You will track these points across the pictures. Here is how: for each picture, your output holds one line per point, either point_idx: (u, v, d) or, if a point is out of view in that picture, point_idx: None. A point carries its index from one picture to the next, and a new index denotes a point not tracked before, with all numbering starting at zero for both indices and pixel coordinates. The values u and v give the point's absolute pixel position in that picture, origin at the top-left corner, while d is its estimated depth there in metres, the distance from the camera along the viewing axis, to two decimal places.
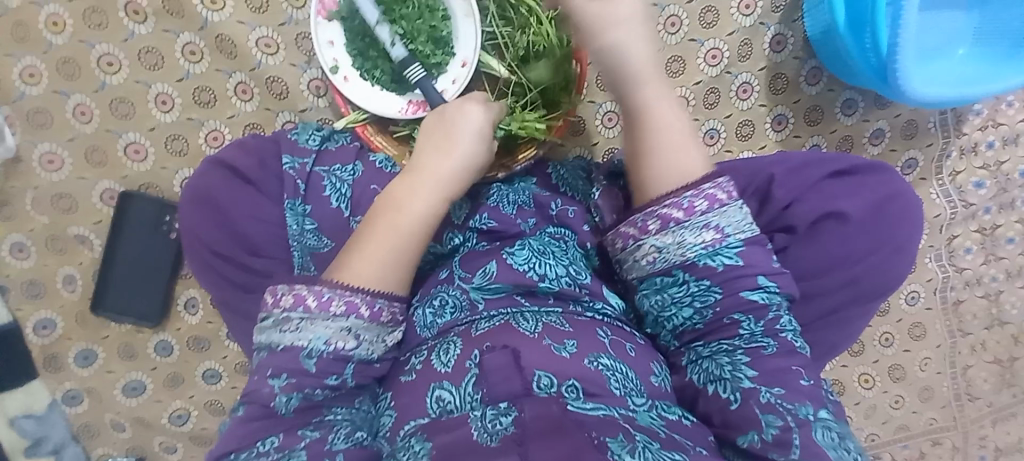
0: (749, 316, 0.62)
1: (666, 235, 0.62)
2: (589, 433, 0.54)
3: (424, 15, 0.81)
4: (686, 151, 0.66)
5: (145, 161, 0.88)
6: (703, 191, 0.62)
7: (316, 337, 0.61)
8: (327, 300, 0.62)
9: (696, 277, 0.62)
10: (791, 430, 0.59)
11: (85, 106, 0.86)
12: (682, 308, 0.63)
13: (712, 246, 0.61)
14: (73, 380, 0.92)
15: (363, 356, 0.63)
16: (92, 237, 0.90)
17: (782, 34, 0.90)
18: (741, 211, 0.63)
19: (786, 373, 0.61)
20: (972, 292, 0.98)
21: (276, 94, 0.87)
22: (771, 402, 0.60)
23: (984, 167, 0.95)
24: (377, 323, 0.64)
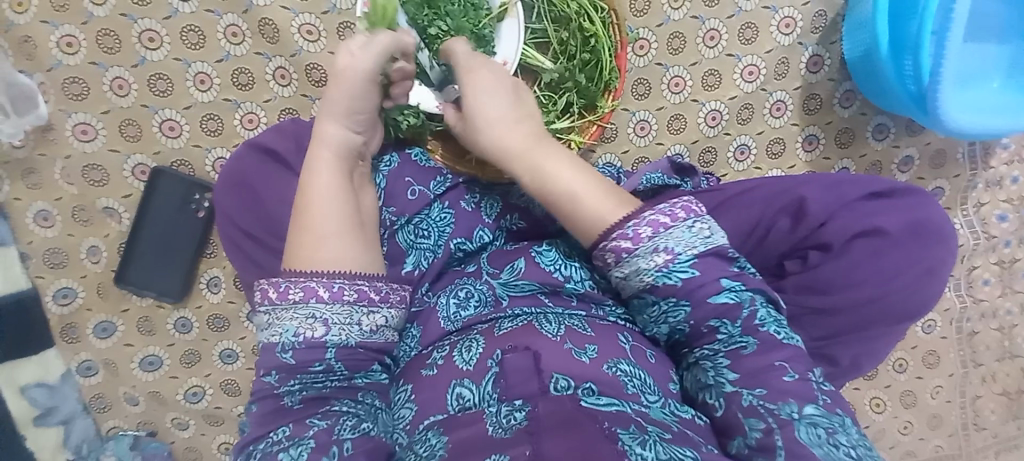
0: (722, 319, 0.59)
1: (624, 266, 0.60)
2: (601, 425, 0.54)
3: (469, 13, 0.80)
4: (599, 197, 0.63)
5: (178, 138, 0.89)
6: (644, 218, 0.59)
7: (287, 330, 0.61)
8: (285, 291, 0.62)
9: (661, 296, 0.59)
10: (774, 432, 0.55)
11: (123, 80, 0.86)
12: (661, 325, 0.62)
13: (667, 267, 0.58)
14: (92, 351, 0.93)
15: (337, 342, 0.62)
16: (120, 210, 0.90)
17: (819, 55, 0.91)
18: (692, 227, 0.59)
19: (767, 370, 0.58)
20: (987, 324, 0.99)
21: (314, 81, 0.88)
22: (752, 404, 0.57)
23: (1009, 201, 0.96)
24: (342, 305, 0.63)
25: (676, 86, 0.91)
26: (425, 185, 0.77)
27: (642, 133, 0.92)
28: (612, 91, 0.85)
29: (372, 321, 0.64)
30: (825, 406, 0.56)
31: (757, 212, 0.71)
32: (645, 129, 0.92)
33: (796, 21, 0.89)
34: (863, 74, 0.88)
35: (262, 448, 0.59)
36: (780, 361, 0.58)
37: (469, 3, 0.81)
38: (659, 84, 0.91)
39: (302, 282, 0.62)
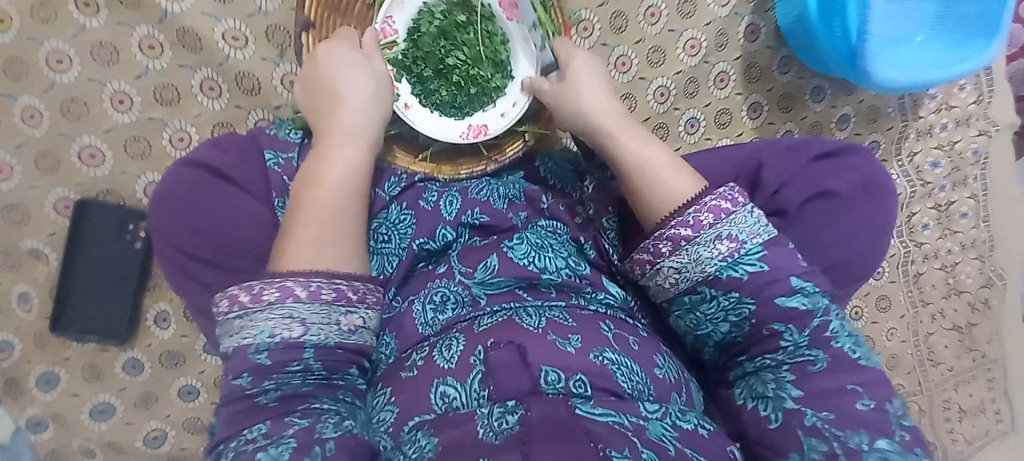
0: (789, 326, 0.59)
1: (681, 255, 0.61)
2: (596, 445, 0.54)
3: (483, 39, 0.81)
4: (678, 176, 0.67)
5: (103, 165, 0.81)
6: (705, 204, 0.61)
7: (262, 331, 0.56)
8: (259, 293, 0.56)
9: (723, 291, 0.60)
10: (837, 457, 0.55)
11: (33, 108, 0.78)
12: (718, 324, 0.61)
13: (732, 256, 0.59)
14: (35, 406, 0.85)
15: (315, 342, 0.57)
16: (47, 250, 0.82)
17: (755, 25, 0.93)
18: (752, 215, 0.61)
19: (839, 394, 0.57)
20: (930, 265, 1.05)
21: (247, 90, 0.82)
22: (817, 425, 0.57)
23: (939, 148, 1.02)
24: (320, 304, 0.58)
25: (623, 65, 0.91)
26: (378, 188, 0.76)
27: None
28: None
29: (350, 321, 0.59)
30: (902, 443, 0.56)
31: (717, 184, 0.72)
32: None
33: None
34: (798, 40, 0.90)
35: (233, 446, 0.54)
36: (852, 385, 0.58)
37: (485, 30, 0.81)
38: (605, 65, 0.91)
39: (278, 282, 0.57)
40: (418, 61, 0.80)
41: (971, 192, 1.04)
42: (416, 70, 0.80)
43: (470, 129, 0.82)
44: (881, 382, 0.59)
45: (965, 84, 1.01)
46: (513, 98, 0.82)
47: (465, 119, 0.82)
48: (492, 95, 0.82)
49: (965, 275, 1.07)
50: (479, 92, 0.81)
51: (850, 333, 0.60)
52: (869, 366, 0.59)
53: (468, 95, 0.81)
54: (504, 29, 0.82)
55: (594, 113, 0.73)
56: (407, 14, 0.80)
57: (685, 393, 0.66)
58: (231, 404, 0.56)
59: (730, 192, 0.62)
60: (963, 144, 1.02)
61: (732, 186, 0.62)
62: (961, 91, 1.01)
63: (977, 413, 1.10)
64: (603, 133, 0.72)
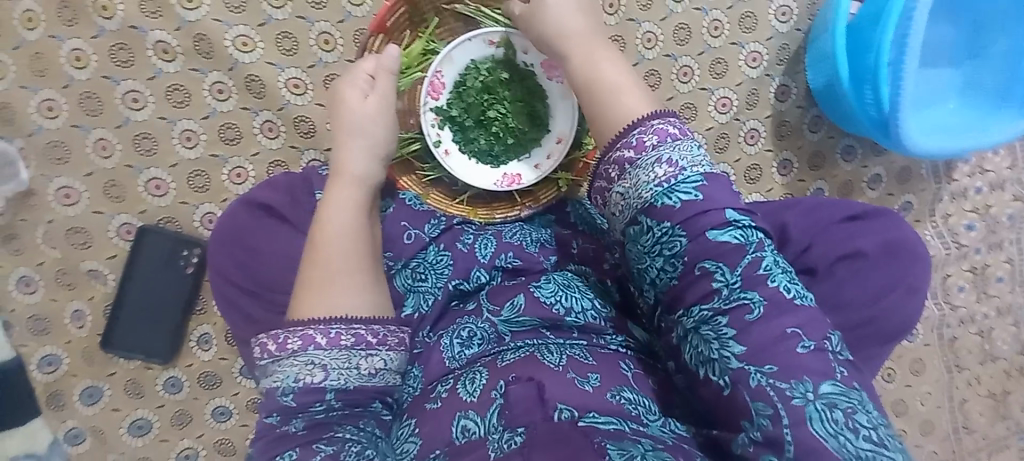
0: (719, 261, 0.53)
1: (626, 179, 0.56)
2: (596, 442, 0.55)
3: (525, 96, 0.86)
4: (630, 93, 0.64)
5: (166, 196, 0.88)
6: (652, 127, 0.57)
7: (288, 375, 0.62)
8: (284, 342, 0.63)
9: (658, 221, 0.54)
10: (782, 417, 0.50)
11: (107, 142, 0.86)
12: (658, 264, 0.55)
13: (669, 182, 0.54)
14: (77, 419, 0.89)
15: (336, 386, 0.62)
16: (106, 271, 0.89)
17: (785, 85, 0.96)
18: (696, 146, 0.56)
19: (777, 340, 0.51)
20: (966, 329, 1.03)
21: (303, 133, 0.89)
22: (762, 384, 0.51)
23: (974, 211, 1.01)
24: (340, 350, 0.63)
25: None
26: (420, 228, 0.81)
27: None
28: None
29: (371, 365, 0.64)
30: (844, 381, 0.51)
31: None
32: None
33: (762, 55, 0.95)
34: (828, 103, 0.93)
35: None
36: (792, 328, 0.51)
37: (527, 87, 0.86)
38: None
39: (300, 331, 0.63)
40: (462, 111, 0.85)
41: (1007, 256, 1.02)
42: (459, 118, 0.85)
43: (505, 177, 0.87)
44: (819, 320, 0.53)
45: (1000, 149, 1.00)
46: (547, 150, 0.87)
47: (501, 168, 0.87)
48: (528, 146, 0.87)
49: (1003, 341, 1.04)
50: (516, 143, 0.86)
51: (784, 269, 0.54)
52: (807, 304, 0.53)
53: (504, 145, 0.87)
54: (543, 87, 0.86)
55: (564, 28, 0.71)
56: (457, 69, 0.85)
57: None
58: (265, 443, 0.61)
59: (667, 125, 0.58)
60: (998, 208, 1.01)
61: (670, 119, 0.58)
62: (995, 156, 1.01)
63: None
64: (564, 49, 0.70)
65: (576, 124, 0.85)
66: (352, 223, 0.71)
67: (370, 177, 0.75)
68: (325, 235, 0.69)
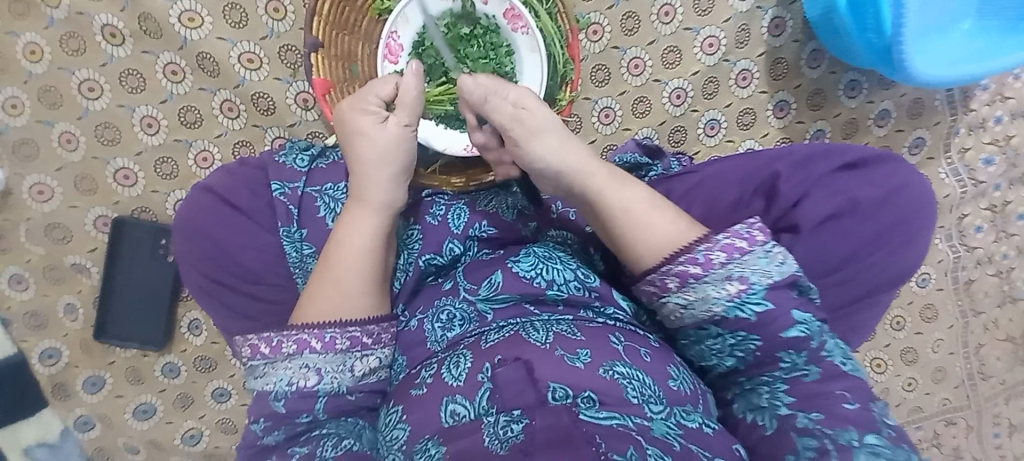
0: (790, 350, 0.62)
1: (688, 292, 0.62)
2: (596, 448, 0.54)
3: (489, 53, 0.80)
4: (668, 216, 0.66)
5: (135, 186, 0.87)
6: (719, 242, 0.61)
7: (280, 379, 0.62)
8: (278, 345, 0.62)
9: (731, 329, 0.62)
10: (829, 453, 0.58)
11: (70, 134, 0.85)
12: (725, 358, 0.64)
13: (739, 297, 0.60)
14: (84, 407, 0.92)
15: (329, 389, 0.63)
16: (90, 265, 0.89)
17: (780, 18, 0.87)
18: (765, 257, 0.61)
19: (828, 399, 0.61)
20: (983, 271, 0.96)
21: (263, 110, 0.86)
22: (808, 427, 0.60)
23: (994, 143, 0.92)
24: (334, 354, 0.63)
25: (636, 68, 0.88)
26: None
27: (606, 121, 0.89)
28: (570, 82, 0.82)
29: (365, 365, 0.65)
30: (890, 438, 0.59)
31: (727, 196, 0.70)
32: (610, 116, 0.89)
33: None
34: (824, 33, 0.83)
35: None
36: (841, 390, 0.61)
37: (490, 43, 0.80)
38: (618, 69, 0.88)
39: (294, 335, 0.62)
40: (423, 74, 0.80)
41: None
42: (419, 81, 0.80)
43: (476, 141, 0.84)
44: (866, 388, 0.62)
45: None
46: None
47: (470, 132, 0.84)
48: None
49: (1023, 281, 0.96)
50: None
51: (841, 349, 0.64)
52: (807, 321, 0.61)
53: None
54: (509, 41, 0.80)
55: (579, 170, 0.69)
56: (413, 29, 0.80)
57: (703, 403, 0.65)
58: (252, 442, 0.64)
59: (748, 230, 0.62)
60: (1020, 138, 0.92)
61: (750, 223, 0.62)
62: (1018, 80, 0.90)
63: None
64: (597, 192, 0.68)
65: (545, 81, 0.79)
66: (365, 255, 0.67)
67: (393, 205, 0.68)
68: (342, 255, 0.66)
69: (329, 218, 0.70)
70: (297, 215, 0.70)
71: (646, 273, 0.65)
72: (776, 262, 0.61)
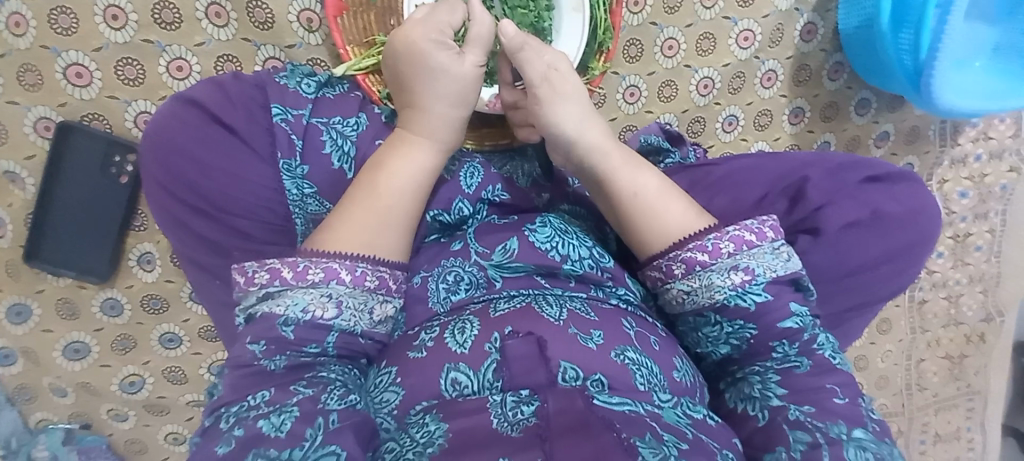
0: (784, 340, 0.61)
1: (692, 279, 0.61)
2: (617, 433, 0.50)
3: (529, 4, 0.74)
4: (675, 203, 0.64)
5: (90, 88, 0.73)
6: (728, 233, 0.61)
7: (295, 304, 0.54)
8: (304, 270, 0.54)
9: (729, 318, 0.61)
10: (821, 447, 0.56)
11: (20, 16, 0.69)
12: (719, 346, 0.63)
13: (742, 287, 0.60)
14: (3, 338, 0.80)
15: (344, 326, 0.55)
16: (22, 174, 0.75)
17: (813, 24, 0.87)
18: (774, 252, 0.61)
19: (819, 393, 0.59)
20: (937, 294, 1.05)
21: (258, 23, 0.74)
22: (800, 420, 0.58)
23: (970, 178, 0.99)
24: (362, 290, 0.56)
25: (669, 49, 0.85)
26: None
27: (631, 100, 0.86)
28: (606, 51, 0.77)
29: (383, 311, 0.58)
30: (875, 433, 0.58)
31: (753, 192, 0.69)
32: (635, 95, 0.86)
33: None
34: (858, 47, 0.85)
35: (234, 412, 0.51)
36: (832, 384, 0.60)
37: None
38: (652, 47, 0.84)
39: (323, 263, 0.55)
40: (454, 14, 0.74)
41: (990, 225, 1.02)
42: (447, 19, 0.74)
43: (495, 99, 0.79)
44: (854, 383, 0.61)
45: (1008, 116, 0.97)
46: None
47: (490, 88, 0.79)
48: None
49: (968, 307, 1.06)
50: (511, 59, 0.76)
51: (832, 342, 0.63)
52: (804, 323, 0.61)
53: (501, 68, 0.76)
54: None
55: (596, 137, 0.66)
56: None
57: (700, 396, 0.63)
58: (243, 364, 0.54)
59: (757, 225, 0.62)
60: (993, 177, 1.00)
61: (761, 219, 0.62)
62: (1002, 123, 0.98)
63: (952, 440, 1.12)
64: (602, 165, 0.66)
65: (585, 43, 0.74)
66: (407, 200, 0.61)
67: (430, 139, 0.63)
68: (387, 184, 0.60)
69: (335, 157, 0.62)
70: (300, 149, 0.61)
71: (651, 258, 0.64)
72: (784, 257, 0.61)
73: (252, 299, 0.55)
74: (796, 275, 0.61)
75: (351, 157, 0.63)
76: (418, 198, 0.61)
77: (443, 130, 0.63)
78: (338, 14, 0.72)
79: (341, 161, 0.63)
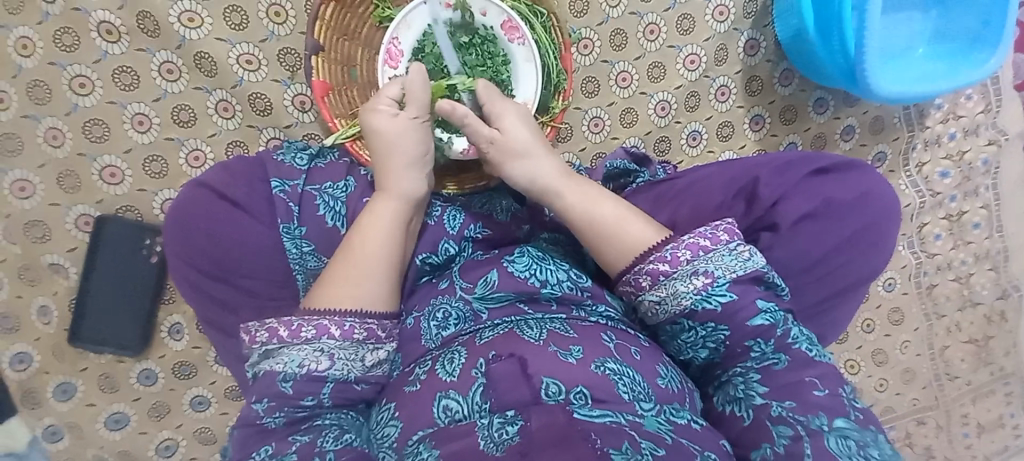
0: (758, 338, 0.65)
1: (660, 289, 0.65)
2: (594, 444, 0.54)
3: (487, 61, 0.83)
4: (635, 224, 0.70)
5: (122, 184, 0.85)
6: (684, 241, 0.65)
7: (292, 361, 0.61)
8: (297, 328, 0.61)
9: (701, 321, 0.64)
10: (803, 439, 0.60)
11: (56, 130, 0.83)
12: (699, 350, 0.67)
13: (705, 290, 0.63)
14: (54, 416, 0.88)
15: (337, 376, 0.62)
16: (68, 265, 0.86)
17: (754, 39, 0.94)
18: (731, 253, 0.65)
19: (798, 386, 0.63)
20: (944, 276, 1.03)
21: (259, 111, 0.86)
22: (783, 415, 0.61)
23: (948, 158, 1.01)
24: (350, 342, 0.63)
25: (624, 81, 0.93)
26: None
27: (596, 130, 0.94)
28: (563, 91, 0.86)
29: (375, 357, 0.64)
30: (858, 421, 0.61)
31: (710, 199, 0.73)
32: (599, 125, 0.94)
33: (729, 8, 0.93)
34: (796, 54, 0.91)
35: None
36: (812, 377, 0.63)
37: (487, 51, 0.84)
38: (607, 81, 0.93)
39: (315, 321, 0.62)
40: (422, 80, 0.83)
41: (982, 201, 1.02)
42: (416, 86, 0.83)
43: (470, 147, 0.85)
44: (834, 374, 0.64)
45: (973, 93, 1.00)
46: None
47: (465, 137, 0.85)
48: None
49: (981, 286, 1.04)
50: None
51: (806, 335, 0.66)
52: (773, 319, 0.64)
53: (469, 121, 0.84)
54: (506, 50, 0.84)
55: (554, 169, 0.74)
56: (414, 35, 0.83)
57: (690, 401, 0.66)
58: (249, 421, 0.62)
59: (711, 230, 0.66)
60: (972, 154, 1.01)
61: (713, 225, 0.66)
62: (969, 101, 1.00)
63: (998, 429, 1.06)
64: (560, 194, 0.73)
65: (540, 89, 0.83)
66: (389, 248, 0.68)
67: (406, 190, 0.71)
68: (371, 236, 0.68)
69: (329, 216, 0.71)
70: (297, 212, 0.70)
71: (621, 274, 0.69)
72: (742, 257, 0.65)
73: (256, 357, 0.62)
74: (757, 273, 0.65)
75: (342, 215, 0.71)
76: (399, 243, 0.69)
77: (417, 182, 0.72)
78: (326, 92, 0.82)
79: (334, 219, 0.71)
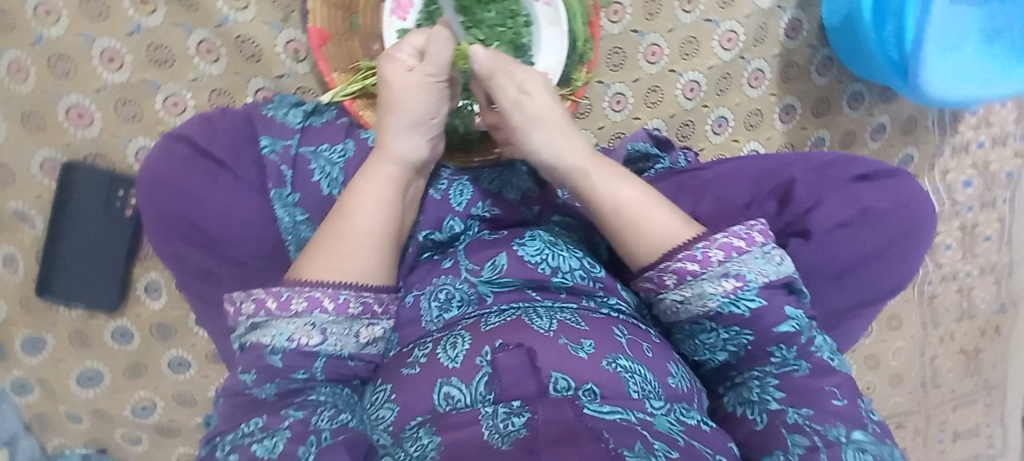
0: (781, 344, 0.59)
1: (685, 289, 0.59)
2: (605, 444, 0.49)
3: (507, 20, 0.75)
4: (659, 212, 0.63)
5: (91, 127, 0.77)
6: (716, 240, 0.59)
7: (281, 334, 0.55)
8: (287, 300, 0.56)
9: (725, 325, 0.59)
10: (819, 450, 0.55)
11: (20, 63, 0.73)
12: (717, 352, 0.62)
13: (734, 293, 0.58)
14: (21, 369, 0.83)
15: (331, 352, 0.57)
16: (34, 213, 0.79)
17: (798, 20, 0.86)
18: (766, 256, 0.60)
19: (817, 394, 0.58)
20: (947, 286, 1.02)
21: (247, 56, 0.77)
22: (798, 422, 0.57)
23: (974, 167, 0.97)
24: (344, 317, 0.57)
25: (653, 55, 0.85)
26: None
27: (618, 108, 0.86)
28: (588, 62, 0.78)
29: (370, 333, 0.59)
30: (874, 434, 0.57)
31: (742, 195, 0.68)
32: (621, 103, 0.86)
33: None
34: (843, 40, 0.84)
35: (229, 440, 0.54)
36: (830, 386, 0.59)
37: (507, 9, 0.75)
38: (635, 54, 0.85)
39: (307, 292, 0.56)
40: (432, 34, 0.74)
41: (998, 214, 0.99)
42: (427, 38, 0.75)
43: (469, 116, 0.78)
44: (853, 383, 0.60)
45: (1009, 101, 0.95)
46: None
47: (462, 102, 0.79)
48: None
49: (981, 299, 1.03)
50: None
51: (829, 344, 0.62)
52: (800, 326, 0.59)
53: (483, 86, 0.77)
54: (529, 10, 0.76)
55: (575, 145, 0.66)
56: None
57: (698, 401, 0.61)
58: (238, 393, 0.57)
59: (745, 230, 0.60)
60: (998, 164, 0.97)
61: (748, 224, 0.60)
62: (1003, 109, 0.95)
63: (970, 435, 1.08)
64: (580, 170, 0.65)
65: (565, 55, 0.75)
66: (383, 219, 0.61)
67: (403, 151, 0.64)
68: (360, 202, 0.61)
69: (325, 183, 0.64)
70: (291, 177, 0.63)
71: (643, 269, 0.62)
72: (775, 263, 0.59)
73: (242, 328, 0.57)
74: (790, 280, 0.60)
75: (339, 182, 0.64)
76: (393, 209, 0.62)
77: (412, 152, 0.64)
78: (323, 42, 0.73)
79: (330, 187, 0.64)
